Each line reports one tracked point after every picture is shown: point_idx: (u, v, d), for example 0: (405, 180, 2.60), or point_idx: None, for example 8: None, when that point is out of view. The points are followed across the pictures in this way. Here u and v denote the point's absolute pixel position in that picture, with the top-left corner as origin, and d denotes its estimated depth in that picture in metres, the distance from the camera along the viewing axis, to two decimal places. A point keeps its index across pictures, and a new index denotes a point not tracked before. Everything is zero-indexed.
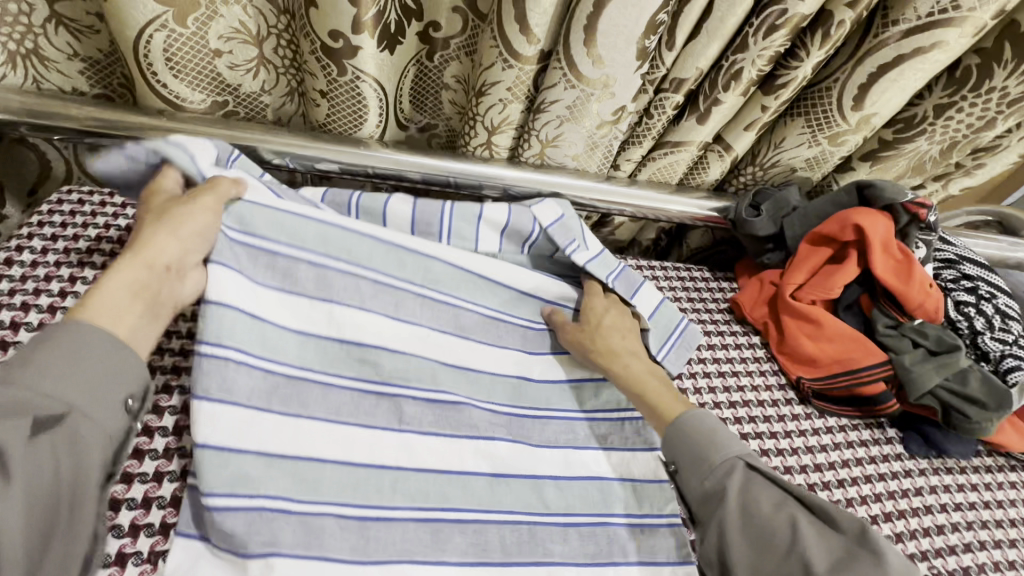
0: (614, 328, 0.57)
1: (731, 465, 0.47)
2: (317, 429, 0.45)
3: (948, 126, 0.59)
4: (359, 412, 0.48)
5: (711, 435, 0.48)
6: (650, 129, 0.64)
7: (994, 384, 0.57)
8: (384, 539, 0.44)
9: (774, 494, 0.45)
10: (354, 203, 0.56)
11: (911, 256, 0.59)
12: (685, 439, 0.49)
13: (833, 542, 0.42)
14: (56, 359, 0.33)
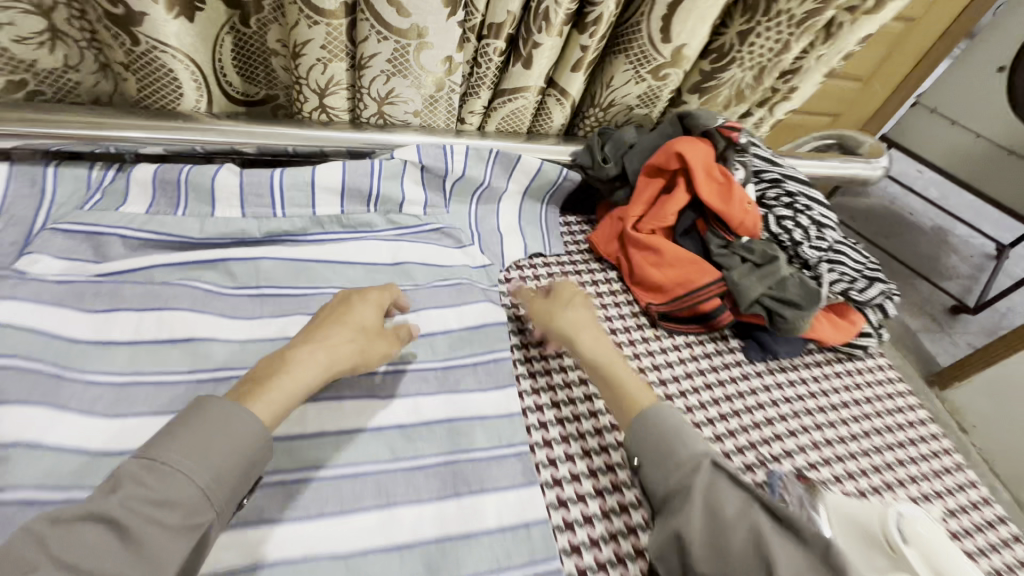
0: (578, 326, 0.59)
1: (697, 463, 0.47)
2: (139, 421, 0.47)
3: (752, 50, 0.63)
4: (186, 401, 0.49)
5: (673, 429, 0.50)
6: (483, 79, 0.64)
7: (808, 285, 0.63)
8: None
9: (742, 500, 0.45)
10: (184, 175, 0.59)
11: (731, 178, 0.63)
12: (655, 432, 0.50)
13: (800, 557, 0.41)
14: (202, 438, 0.37)
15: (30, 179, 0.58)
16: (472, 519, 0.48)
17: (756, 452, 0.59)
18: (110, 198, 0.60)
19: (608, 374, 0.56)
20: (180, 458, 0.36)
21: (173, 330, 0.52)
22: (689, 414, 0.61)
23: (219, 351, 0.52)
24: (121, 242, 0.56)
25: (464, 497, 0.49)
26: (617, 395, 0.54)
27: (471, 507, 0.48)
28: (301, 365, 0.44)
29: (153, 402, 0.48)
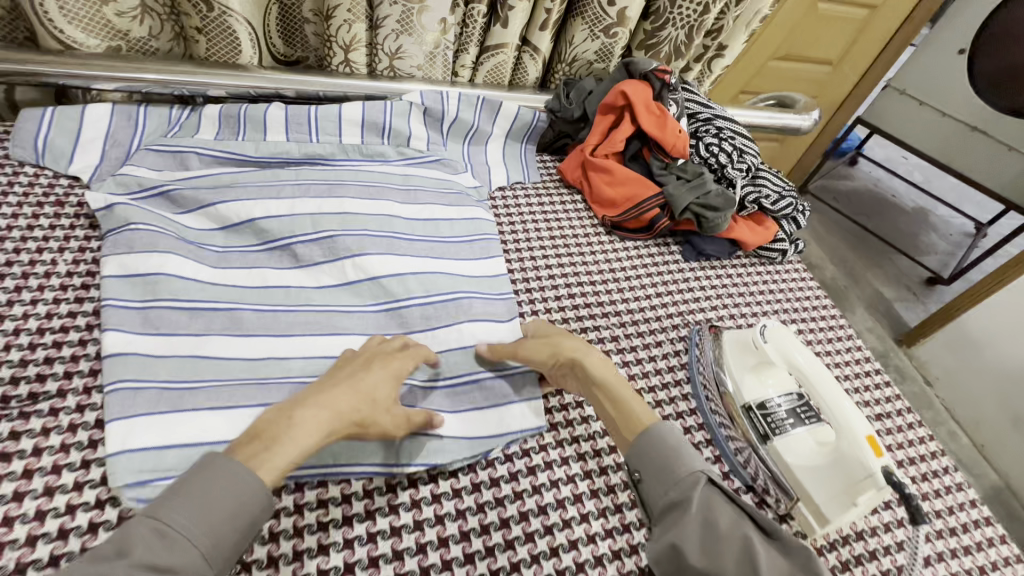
0: (555, 361, 0.60)
1: (695, 478, 0.49)
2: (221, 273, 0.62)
3: (681, 12, 0.80)
4: (255, 262, 0.64)
5: (672, 449, 0.51)
6: (472, 37, 0.83)
7: (727, 194, 0.80)
8: (270, 323, 0.59)
9: (731, 511, 0.47)
10: (243, 111, 0.77)
11: (666, 111, 0.81)
12: (654, 451, 0.51)
13: (777, 559, 0.44)
14: (202, 498, 0.40)
15: (130, 116, 0.76)
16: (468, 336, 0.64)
17: (682, 317, 0.75)
18: (185, 130, 0.78)
19: (605, 404, 0.56)
20: (187, 517, 0.39)
21: (232, 213, 0.65)
22: (631, 293, 0.77)
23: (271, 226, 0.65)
24: (197, 157, 0.73)
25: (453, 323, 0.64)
26: (618, 423, 0.55)
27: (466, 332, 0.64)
28: (304, 427, 0.45)
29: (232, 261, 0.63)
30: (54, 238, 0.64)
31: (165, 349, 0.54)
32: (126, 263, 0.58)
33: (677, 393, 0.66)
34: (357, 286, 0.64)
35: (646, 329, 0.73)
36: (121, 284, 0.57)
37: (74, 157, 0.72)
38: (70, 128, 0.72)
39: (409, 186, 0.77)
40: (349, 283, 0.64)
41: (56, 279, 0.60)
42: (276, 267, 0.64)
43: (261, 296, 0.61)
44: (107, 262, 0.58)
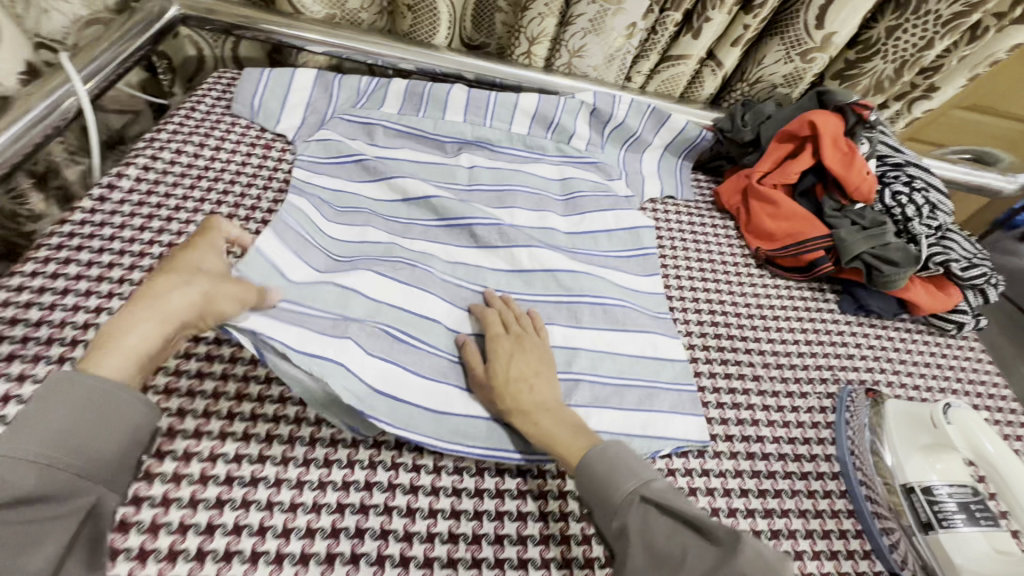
0: (521, 380, 0.54)
1: (630, 500, 0.45)
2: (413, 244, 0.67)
3: (897, 45, 0.73)
4: (435, 237, 0.69)
5: (612, 463, 0.47)
6: (655, 44, 0.81)
7: (910, 251, 0.72)
8: (450, 295, 0.63)
9: (669, 525, 0.42)
10: (428, 89, 0.82)
11: (856, 148, 0.74)
12: (590, 476, 0.47)
13: (708, 555, 0.40)
14: (76, 423, 0.39)
15: (328, 87, 0.81)
16: (627, 344, 0.64)
17: (831, 371, 0.69)
18: (372, 102, 0.82)
19: (560, 413, 0.53)
20: (45, 442, 0.38)
21: (415, 191, 0.71)
22: (777, 333, 0.72)
23: (447, 204, 0.70)
24: (383, 130, 0.79)
25: (608, 329, 0.64)
26: (569, 434, 0.51)
27: (624, 337, 0.64)
28: (113, 358, 0.44)
29: (412, 233, 0.68)
30: (263, 177, 0.72)
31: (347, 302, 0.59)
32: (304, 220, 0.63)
33: (819, 452, 0.60)
34: (527, 276, 0.67)
35: (791, 376, 0.67)
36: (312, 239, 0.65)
37: (281, 118, 0.79)
38: (279, 93, 0.79)
39: (568, 191, 0.80)
40: (522, 271, 0.67)
41: (261, 213, 0.68)
42: (455, 243, 0.69)
43: (441, 269, 0.65)
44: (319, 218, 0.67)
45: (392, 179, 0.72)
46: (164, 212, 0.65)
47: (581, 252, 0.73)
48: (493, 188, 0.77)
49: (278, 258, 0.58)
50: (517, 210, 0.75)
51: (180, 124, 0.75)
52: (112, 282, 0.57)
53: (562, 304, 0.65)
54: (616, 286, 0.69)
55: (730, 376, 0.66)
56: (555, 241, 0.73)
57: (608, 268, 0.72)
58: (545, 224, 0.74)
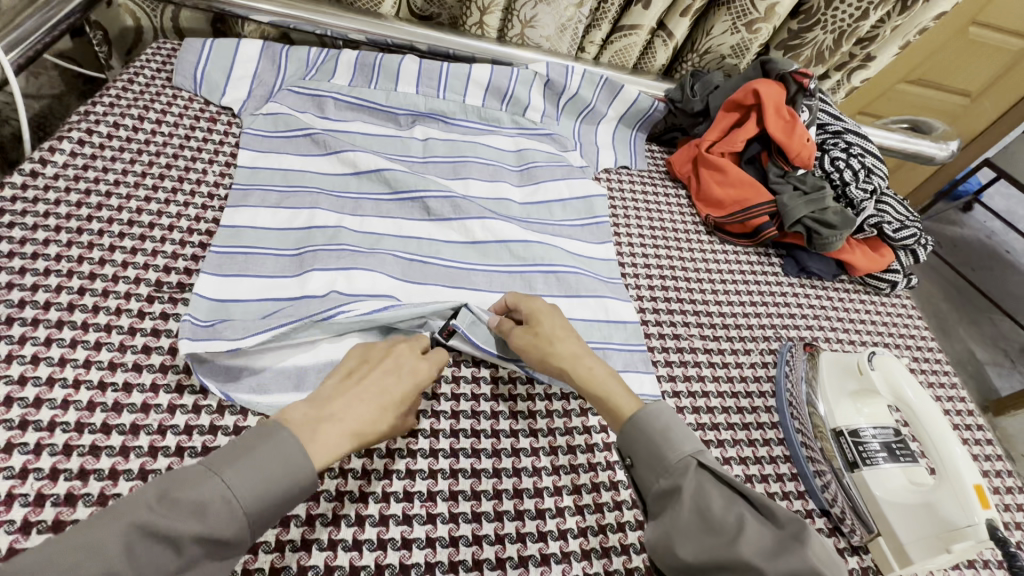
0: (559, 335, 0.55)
1: (686, 464, 0.45)
2: (365, 220, 0.67)
3: (835, 15, 0.76)
4: (388, 210, 0.69)
5: (661, 431, 0.46)
6: (607, 14, 0.82)
7: (847, 213, 0.76)
8: (403, 267, 0.63)
9: (723, 492, 0.43)
10: (379, 60, 0.80)
11: (797, 116, 0.77)
12: (641, 434, 0.47)
13: (766, 535, 0.41)
14: (260, 465, 0.39)
15: (274, 58, 0.79)
16: (581, 308, 0.66)
17: (774, 329, 0.73)
18: (322, 73, 0.80)
19: (600, 364, 0.54)
20: (238, 479, 0.38)
21: (367, 164, 0.70)
22: (725, 296, 0.75)
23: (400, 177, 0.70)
24: (334, 102, 0.78)
25: (562, 297, 0.66)
26: (610, 384, 0.52)
27: (577, 303, 0.66)
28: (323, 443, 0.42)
29: (362, 209, 0.68)
30: (210, 152, 0.70)
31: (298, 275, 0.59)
32: (242, 215, 0.63)
33: (761, 404, 0.64)
34: (482, 246, 0.68)
35: (736, 334, 0.71)
36: (262, 215, 0.64)
37: (226, 91, 0.76)
38: (223, 65, 0.77)
39: (523, 161, 0.80)
40: (477, 242, 0.68)
41: (206, 187, 0.67)
42: (409, 215, 0.69)
43: (394, 245, 0.65)
44: (268, 194, 0.66)
45: (343, 153, 0.71)
46: (101, 187, 0.62)
47: (534, 222, 0.74)
48: (447, 159, 0.77)
49: (218, 260, 0.59)
50: (472, 181, 0.75)
51: (117, 96, 0.72)
52: (48, 259, 0.56)
53: (516, 273, 0.67)
54: (568, 255, 0.71)
55: (678, 336, 0.69)
56: (509, 212, 0.74)
57: (562, 238, 0.73)
58: (498, 196, 0.75)
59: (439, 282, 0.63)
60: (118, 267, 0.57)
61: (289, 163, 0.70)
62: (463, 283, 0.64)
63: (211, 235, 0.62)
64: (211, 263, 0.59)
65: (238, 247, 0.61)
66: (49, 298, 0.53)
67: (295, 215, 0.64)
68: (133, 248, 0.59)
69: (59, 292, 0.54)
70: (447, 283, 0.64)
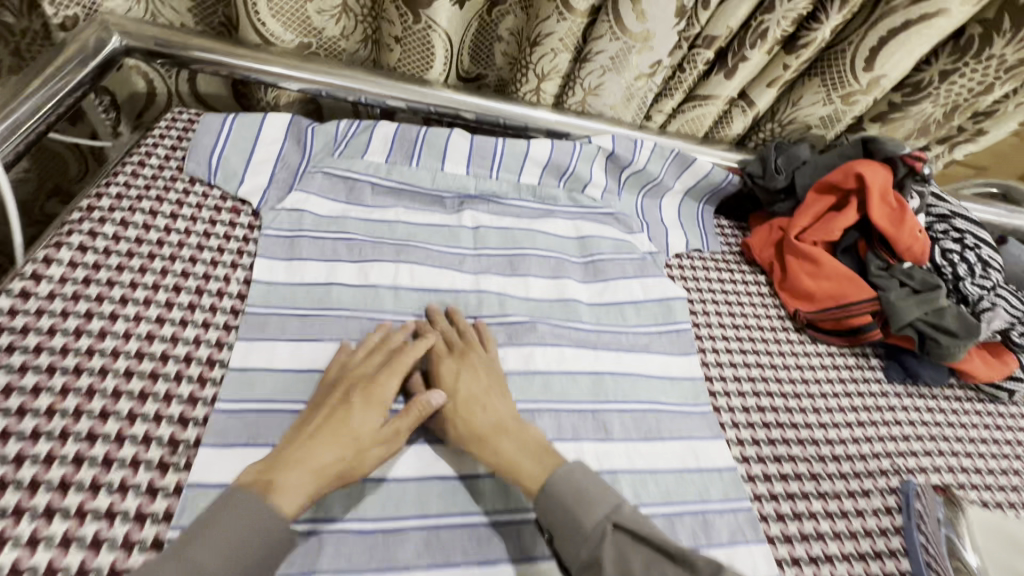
0: (298, 494, 0.43)
1: (602, 529, 0.43)
2: (407, 349, 0.58)
3: (951, 89, 0.66)
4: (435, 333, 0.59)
5: (578, 491, 0.45)
6: (681, 83, 0.72)
7: (968, 319, 0.65)
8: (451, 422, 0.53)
9: (648, 555, 0.41)
10: (422, 135, 0.71)
11: (905, 204, 0.67)
12: (557, 502, 0.45)
13: None
14: None
15: (300, 136, 0.70)
16: (664, 458, 0.55)
17: (890, 460, 0.62)
18: (354, 149, 0.70)
19: (512, 435, 0.50)
20: None
21: (421, 280, 0.63)
22: (828, 415, 0.65)
23: (453, 297, 0.63)
24: (371, 188, 0.69)
25: (651, 441, 0.56)
26: (523, 451, 0.49)
27: (663, 448, 0.56)
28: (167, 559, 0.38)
29: (401, 334, 0.59)
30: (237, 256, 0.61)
31: None
32: (258, 355, 0.54)
33: (892, 568, 0.54)
34: (547, 378, 0.58)
35: (850, 470, 0.60)
36: (280, 353, 0.54)
37: (245, 178, 0.66)
38: (243, 149, 0.67)
39: (586, 251, 0.71)
40: (541, 374, 0.58)
41: (228, 301, 0.58)
42: None
43: None
44: (294, 321, 0.57)
45: (385, 264, 0.63)
46: (103, 309, 0.53)
47: (602, 330, 0.64)
48: (501, 252, 0.68)
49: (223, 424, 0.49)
50: (536, 284, 0.66)
51: (126, 185, 0.63)
52: (38, 416, 0.46)
53: (590, 411, 0.57)
54: (649, 382, 0.61)
55: (786, 476, 0.58)
56: (577, 317, 0.64)
57: (637, 354, 0.63)
58: (564, 299, 0.65)
59: None
60: (125, 420, 0.48)
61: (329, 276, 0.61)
62: (532, 423, 0.55)
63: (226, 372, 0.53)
64: (219, 429, 0.49)
65: (250, 402, 0.51)
66: (38, 474, 0.44)
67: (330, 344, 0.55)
68: (143, 390, 0.50)
69: (50, 464, 0.44)
70: None
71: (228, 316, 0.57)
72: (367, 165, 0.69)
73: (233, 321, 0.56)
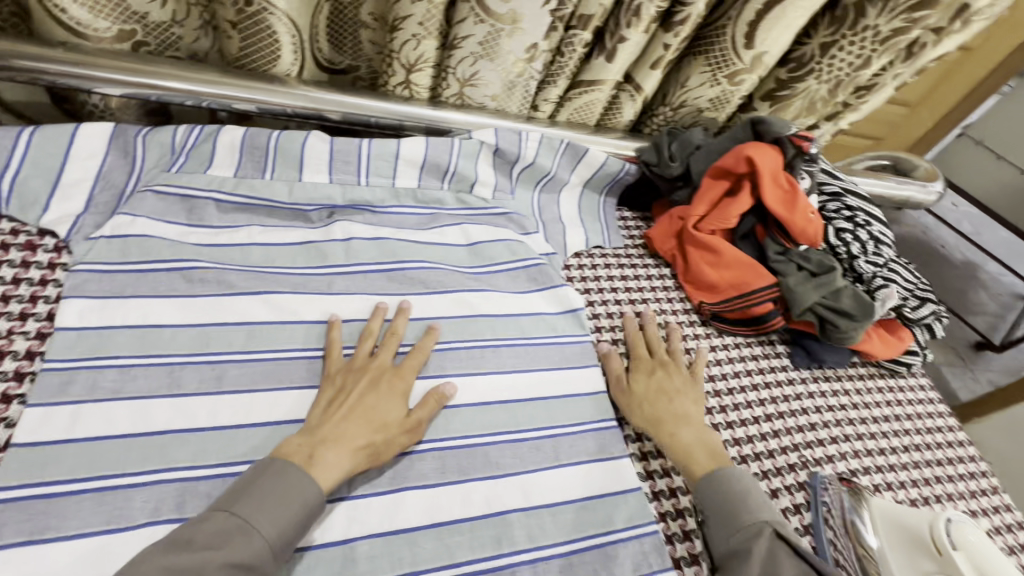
0: (336, 471, 0.43)
1: (759, 529, 0.47)
2: (259, 396, 0.48)
3: (832, 64, 0.64)
4: (290, 376, 0.50)
5: (740, 492, 0.49)
6: (563, 68, 0.66)
7: (863, 298, 0.64)
8: None
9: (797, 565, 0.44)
10: (274, 140, 0.61)
11: (797, 186, 0.65)
12: (722, 495, 0.49)
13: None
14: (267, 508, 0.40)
15: (128, 148, 0.58)
16: (564, 487, 0.51)
17: (798, 453, 0.60)
18: (195, 160, 0.60)
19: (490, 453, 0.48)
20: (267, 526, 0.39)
21: (279, 309, 0.54)
22: (736, 413, 0.62)
23: (316, 328, 0.54)
24: (215, 207, 0.58)
25: (550, 469, 0.51)
26: (627, 454, 0.52)
27: (561, 475, 0.51)
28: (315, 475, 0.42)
29: (247, 379, 0.49)
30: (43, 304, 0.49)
31: (133, 523, 0.40)
32: (54, 426, 0.42)
33: None
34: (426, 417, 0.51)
35: (758, 470, 0.58)
36: (82, 418, 0.43)
37: (50, 204, 0.54)
38: (46, 169, 0.54)
39: (475, 259, 0.65)
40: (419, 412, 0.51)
41: (13, 362, 0.46)
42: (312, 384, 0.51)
43: None
44: (103, 376, 0.46)
45: (224, 299, 0.52)
46: None
47: (493, 348, 0.57)
48: (376, 269, 0.60)
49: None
50: (419, 305, 0.58)
51: None
52: None
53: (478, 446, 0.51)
54: (545, 405, 0.55)
55: (692, 487, 0.55)
56: (464, 335, 0.57)
57: (533, 373, 0.57)
58: (448, 318, 0.58)
59: (379, 488, 0.46)
60: None
61: (150, 317, 0.50)
62: (410, 470, 0.48)
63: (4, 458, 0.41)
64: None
65: (36, 485, 0.40)
66: None
67: (151, 403, 0.45)
68: None
69: None
70: (390, 485, 0.47)
71: (12, 382, 0.45)
72: (208, 180, 0.59)
73: (17, 388, 0.45)
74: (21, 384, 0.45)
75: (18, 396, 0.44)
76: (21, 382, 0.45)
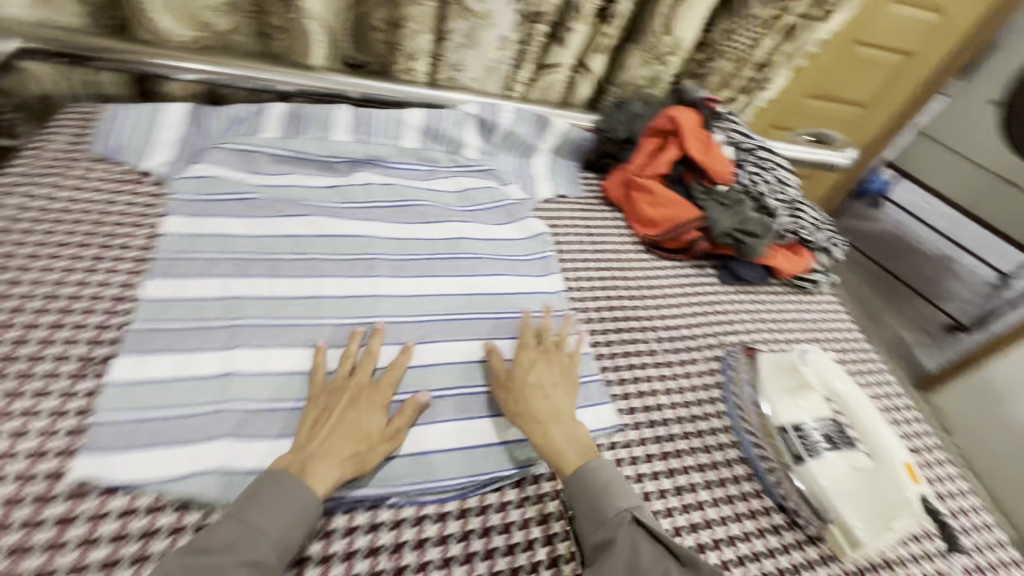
0: (326, 479, 0.49)
1: (621, 516, 0.50)
2: (304, 279, 0.66)
3: (733, 44, 0.84)
4: (324, 269, 0.68)
5: (603, 482, 0.52)
6: (529, 55, 0.86)
7: (767, 221, 0.82)
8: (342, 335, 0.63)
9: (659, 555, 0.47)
10: (309, 113, 0.81)
11: (711, 138, 0.84)
12: (585, 487, 0.52)
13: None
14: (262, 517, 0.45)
15: (198, 118, 0.78)
16: None
17: (717, 337, 0.77)
18: (251, 126, 0.80)
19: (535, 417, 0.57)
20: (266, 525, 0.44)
21: (316, 226, 0.71)
22: (669, 310, 0.79)
23: (343, 239, 0.72)
24: (267, 157, 0.78)
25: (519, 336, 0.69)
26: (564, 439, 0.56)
27: None
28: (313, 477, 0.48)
29: (296, 269, 0.67)
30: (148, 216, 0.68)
31: (226, 346, 0.57)
32: (166, 288, 0.60)
33: (711, 411, 0.68)
34: (426, 299, 0.68)
35: (683, 346, 0.75)
36: (182, 287, 0.61)
37: (148, 152, 0.74)
38: (147, 129, 0.74)
39: (464, 200, 0.83)
40: (420, 296, 0.69)
41: (133, 252, 0.64)
42: (345, 274, 0.68)
43: (336, 308, 0.64)
44: (195, 262, 0.64)
45: (275, 219, 0.71)
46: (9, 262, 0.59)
47: (478, 258, 0.76)
48: (388, 202, 0.78)
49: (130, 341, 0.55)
50: (422, 228, 0.76)
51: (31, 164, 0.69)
52: None
53: (465, 319, 0.68)
54: (516, 297, 0.73)
55: (629, 354, 0.72)
56: (456, 249, 0.75)
57: (508, 276, 0.75)
58: (443, 236, 0.77)
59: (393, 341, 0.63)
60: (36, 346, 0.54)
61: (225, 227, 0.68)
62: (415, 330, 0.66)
63: (135, 308, 0.59)
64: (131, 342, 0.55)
65: (157, 323, 0.57)
66: None
67: (230, 279, 0.63)
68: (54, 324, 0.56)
69: None
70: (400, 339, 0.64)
71: (132, 264, 0.63)
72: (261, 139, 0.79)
73: (137, 268, 0.63)
74: (139, 266, 0.63)
75: (139, 271, 0.63)
76: (139, 265, 0.64)
